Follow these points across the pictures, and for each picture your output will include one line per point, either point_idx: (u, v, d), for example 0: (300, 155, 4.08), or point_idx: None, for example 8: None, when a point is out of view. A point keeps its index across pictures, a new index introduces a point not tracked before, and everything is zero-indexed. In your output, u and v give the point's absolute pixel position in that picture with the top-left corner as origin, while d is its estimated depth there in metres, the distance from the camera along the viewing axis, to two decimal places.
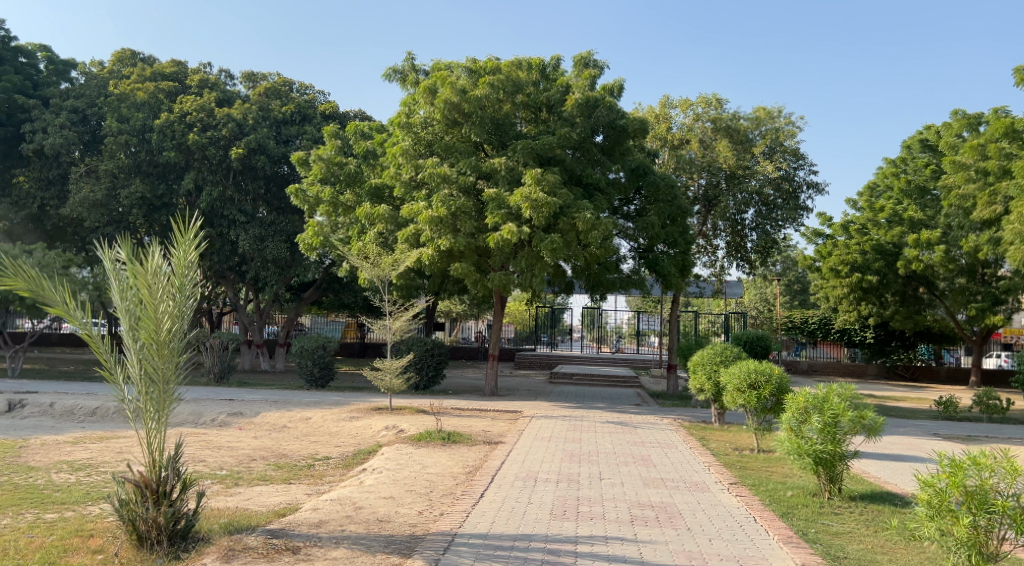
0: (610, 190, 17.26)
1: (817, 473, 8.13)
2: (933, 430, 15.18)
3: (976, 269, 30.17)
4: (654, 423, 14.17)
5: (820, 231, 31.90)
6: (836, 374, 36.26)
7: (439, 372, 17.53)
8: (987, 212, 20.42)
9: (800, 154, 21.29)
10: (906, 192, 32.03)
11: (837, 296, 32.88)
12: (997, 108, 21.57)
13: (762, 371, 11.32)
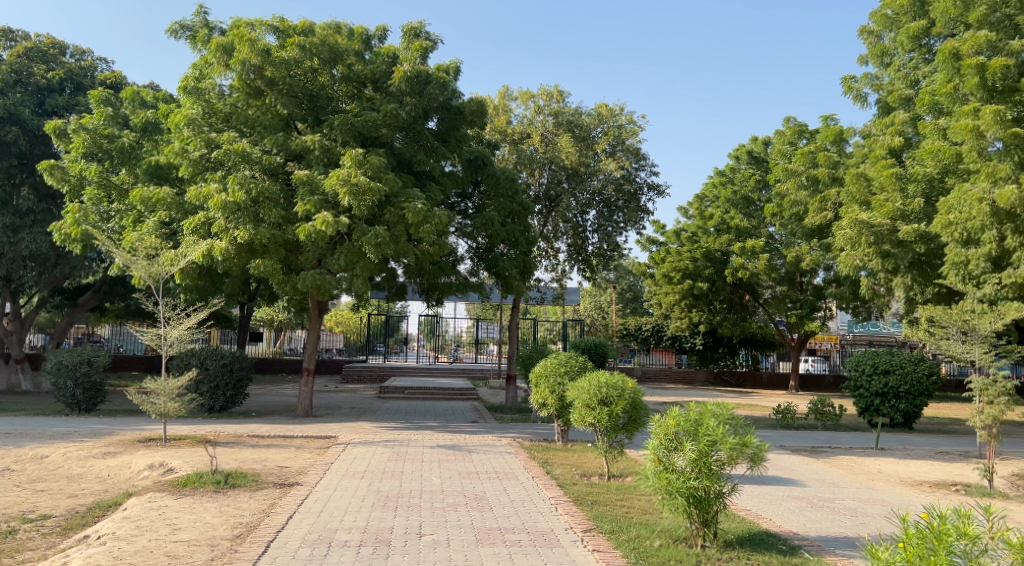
0: (446, 181, 15.23)
1: (689, 516, 6.62)
2: (778, 441, 14.55)
3: (794, 278, 31.19)
4: (491, 445, 12.33)
5: (653, 238, 31.81)
6: (667, 381, 36.32)
7: (240, 391, 14.71)
8: (817, 218, 21.04)
9: (641, 155, 20.36)
10: (733, 201, 32.09)
11: (670, 302, 32.92)
12: (825, 115, 22.02)
13: (613, 385, 9.76)
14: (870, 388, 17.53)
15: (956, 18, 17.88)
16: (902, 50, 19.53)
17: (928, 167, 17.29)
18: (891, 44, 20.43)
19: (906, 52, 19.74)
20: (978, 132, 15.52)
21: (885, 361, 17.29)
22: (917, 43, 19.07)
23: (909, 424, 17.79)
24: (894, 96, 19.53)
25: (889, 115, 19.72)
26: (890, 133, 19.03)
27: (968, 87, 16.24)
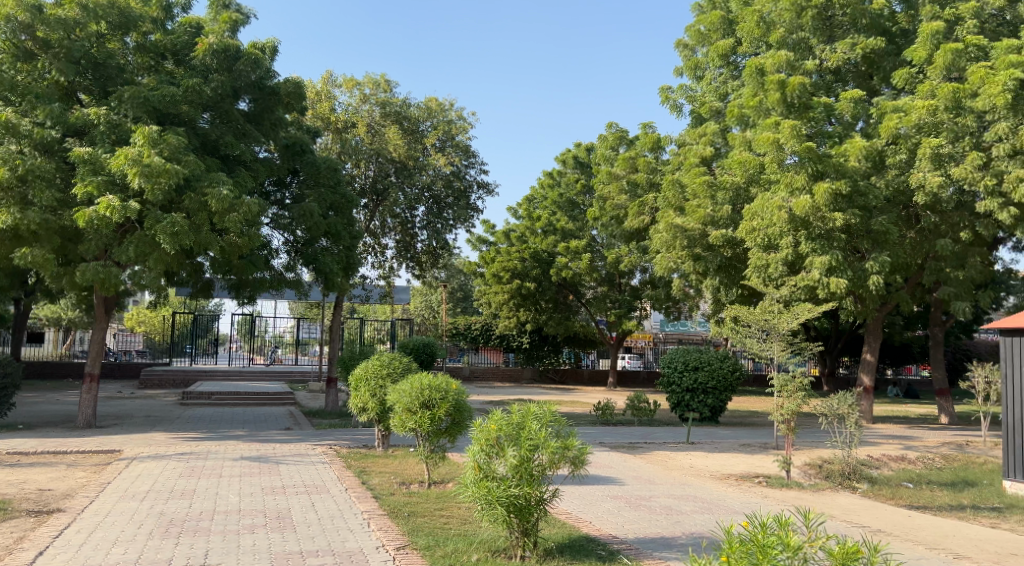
0: (259, 168, 13.99)
1: (509, 525, 6.23)
2: (599, 438, 14.77)
3: (615, 279, 32.37)
4: (303, 455, 11.40)
5: (482, 238, 31.75)
6: (495, 379, 36.30)
7: (4, 400, 12.67)
8: (636, 222, 21.82)
9: (471, 152, 20.01)
10: (558, 205, 33.11)
11: (498, 302, 32.93)
12: (644, 123, 22.89)
13: (436, 387, 9.25)
14: (681, 384, 18.33)
15: (759, 38, 19.20)
16: (713, 65, 20.65)
17: (735, 177, 18.33)
18: (704, 58, 21.54)
19: (716, 67, 20.85)
20: (778, 145, 16.64)
21: (694, 358, 18.11)
22: (726, 59, 20.21)
23: (715, 417, 18.79)
24: (705, 108, 20.62)
25: (702, 126, 20.77)
26: (703, 142, 20.03)
27: (770, 102, 17.42)
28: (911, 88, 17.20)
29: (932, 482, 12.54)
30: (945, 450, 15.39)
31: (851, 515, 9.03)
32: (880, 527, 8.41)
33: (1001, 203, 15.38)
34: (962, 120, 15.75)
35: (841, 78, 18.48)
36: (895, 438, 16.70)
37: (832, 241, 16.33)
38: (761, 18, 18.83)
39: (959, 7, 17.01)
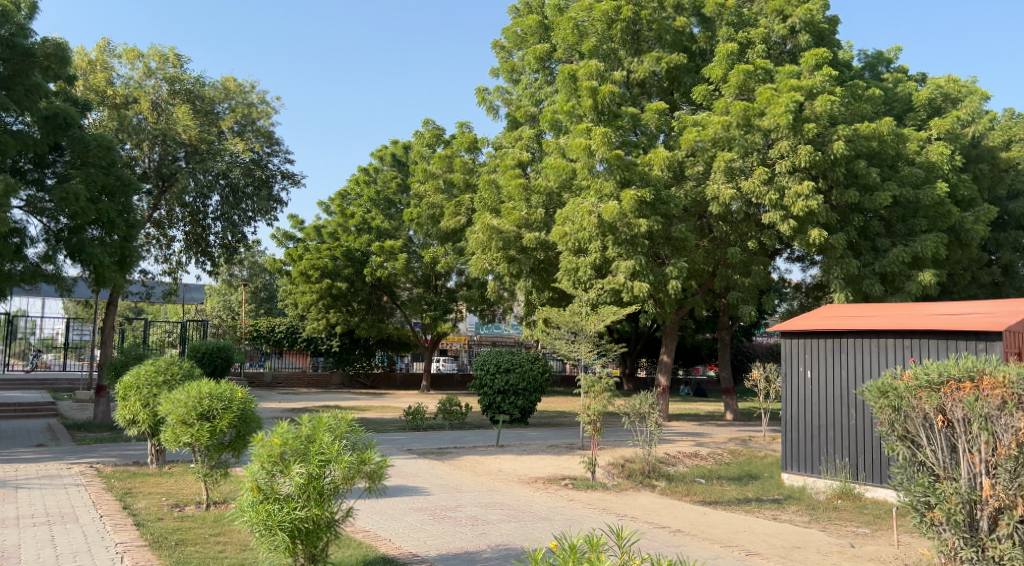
0: (10, 141, 11.97)
1: (292, 553, 5.46)
2: (407, 444, 14.10)
3: (430, 281, 31.82)
4: (56, 476, 9.71)
5: (289, 234, 29.96)
6: (300, 385, 34.15)
7: None
8: (452, 222, 21.41)
9: (274, 140, 18.57)
10: (374, 202, 31.81)
11: (305, 303, 31.22)
12: (461, 122, 22.57)
13: (219, 396, 8.11)
14: (493, 385, 18.12)
15: (573, 46, 19.58)
16: (529, 68, 20.71)
17: (549, 181, 18.48)
18: (520, 61, 21.61)
19: (532, 72, 20.96)
20: (589, 151, 16.94)
21: (507, 360, 17.99)
22: (543, 64, 20.32)
23: (525, 419, 18.76)
24: (521, 111, 20.66)
25: (517, 129, 20.77)
26: (519, 145, 20.02)
27: (582, 108, 17.74)
28: (708, 104, 18.20)
29: (721, 476, 13.17)
30: (731, 445, 16.37)
31: (651, 515, 9.09)
32: (678, 527, 8.50)
33: (782, 215, 16.55)
34: (750, 137, 16.87)
35: (646, 91, 19.26)
36: (689, 436, 17.57)
37: (636, 246, 16.85)
38: (575, 26, 19.30)
39: (750, 32, 18.32)
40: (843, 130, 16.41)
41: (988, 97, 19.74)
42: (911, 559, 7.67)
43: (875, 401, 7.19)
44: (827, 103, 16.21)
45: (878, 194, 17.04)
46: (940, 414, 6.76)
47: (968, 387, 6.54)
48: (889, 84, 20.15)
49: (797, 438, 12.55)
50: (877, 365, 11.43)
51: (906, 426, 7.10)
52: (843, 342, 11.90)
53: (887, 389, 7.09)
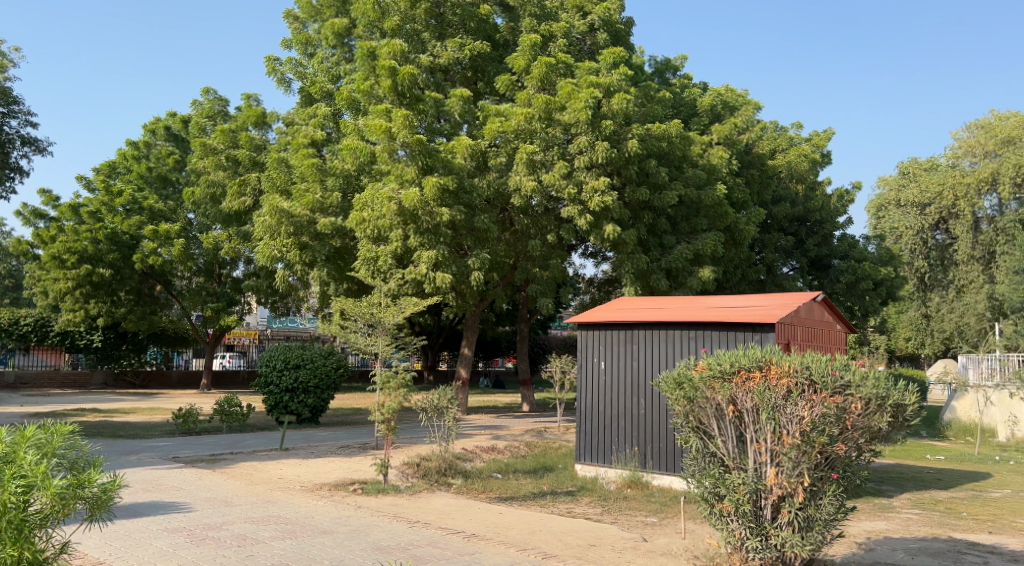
0: None
1: None
2: (173, 452, 12.42)
3: (213, 269, 29.17)
4: None
5: (39, 211, 26.05)
6: (53, 386, 29.96)
7: None
8: (236, 204, 19.50)
9: (11, 98, 15.71)
10: (147, 180, 28.54)
11: (59, 291, 27.31)
12: (247, 95, 20.67)
13: None
14: (280, 383, 16.69)
15: (373, 23, 18.55)
16: (326, 43, 19.38)
17: (345, 163, 17.33)
18: (315, 34, 20.21)
19: (328, 47, 19.65)
20: (389, 134, 16.07)
21: (296, 356, 16.68)
22: (341, 39, 19.10)
23: (314, 418, 17.50)
24: (315, 88, 19.23)
25: (311, 107, 19.34)
26: (312, 124, 18.62)
27: (381, 88, 16.80)
28: (511, 95, 18.00)
29: (517, 470, 12.93)
30: (527, 438, 16.30)
31: (445, 520, 8.49)
32: (472, 531, 7.98)
33: (580, 210, 16.64)
34: (551, 131, 16.91)
35: (450, 78, 18.60)
36: (486, 429, 17.30)
37: (439, 237, 16.21)
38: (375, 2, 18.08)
39: (552, 26, 18.44)
40: (636, 129, 16.89)
41: (759, 107, 21.49)
42: (699, 550, 7.70)
43: (672, 392, 7.23)
44: (623, 101, 16.61)
45: (666, 193, 17.78)
46: (730, 405, 6.88)
47: (757, 377, 6.70)
48: (677, 88, 21.28)
49: (591, 429, 12.59)
50: (667, 356, 11.75)
51: (699, 417, 7.17)
52: (636, 334, 12.13)
53: (682, 380, 7.19)
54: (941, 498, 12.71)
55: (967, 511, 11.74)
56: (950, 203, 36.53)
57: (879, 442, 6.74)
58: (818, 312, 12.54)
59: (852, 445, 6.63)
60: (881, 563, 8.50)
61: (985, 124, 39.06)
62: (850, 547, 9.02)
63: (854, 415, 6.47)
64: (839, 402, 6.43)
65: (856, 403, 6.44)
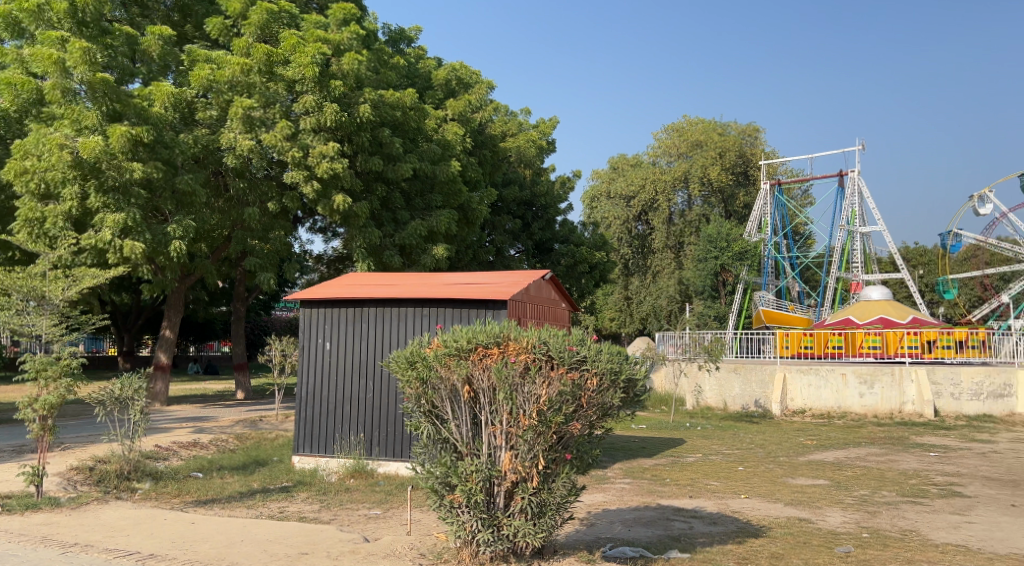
0: None
1: None
2: None
3: None
4: None
5: None
6: None
7: None
8: None
9: None
10: None
11: None
12: None
13: None
14: None
15: None
16: None
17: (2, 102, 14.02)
18: None
19: None
20: (63, 68, 13.29)
21: None
22: None
23: None
24: None
25: None
26: None
27: (52, 12, 13.86)
28: (224, 41, 15.94)
29: (223, 467, 11.30)
30: (237, 429, 14.53)
31: (118, 538, 6.86)
32: (152, 552, 6.49)
33: (305, 175, 15.12)
34: (272, 87, 15.16)
35: (148, 16, 16.15)
36: (188, 422, 15.19)
37: (129, 196, 13.77)
38: None
39: None
40: (368, 94, 15.75)
41: (491, 87, 21.53)
42: (426, 546, 6.99)
43: (403, 373, 6.40)
44: (353, 61, 15.39)
45: (401, 164, 16.80)
46: (466, 385, 6.25)
47: (495, 353, 6.14)
48: (410, 58, 20.55)
49: (310, 416, 11.38)
50: (396, 335, 10.96)
51: (432, 400, 6.44)
52: (364, 312, 11.15)
53: (415, 359, 6.38)
54: (648, 466, 13.47)
55: (669, 477, 12.52)
56: (651, 196, 40.52)
57: (610, 419, 6.57)
58: (546, 291, 12.58)
59: (585, 423, 6.37)
60: (603, 539, 8.48)
61: (679, 127, 43.92)
62: (573, 525, 8.95)
63: (589, 392, 6.21)
64: (576, 378, 6.11)
65: (591, 379, 6.19)
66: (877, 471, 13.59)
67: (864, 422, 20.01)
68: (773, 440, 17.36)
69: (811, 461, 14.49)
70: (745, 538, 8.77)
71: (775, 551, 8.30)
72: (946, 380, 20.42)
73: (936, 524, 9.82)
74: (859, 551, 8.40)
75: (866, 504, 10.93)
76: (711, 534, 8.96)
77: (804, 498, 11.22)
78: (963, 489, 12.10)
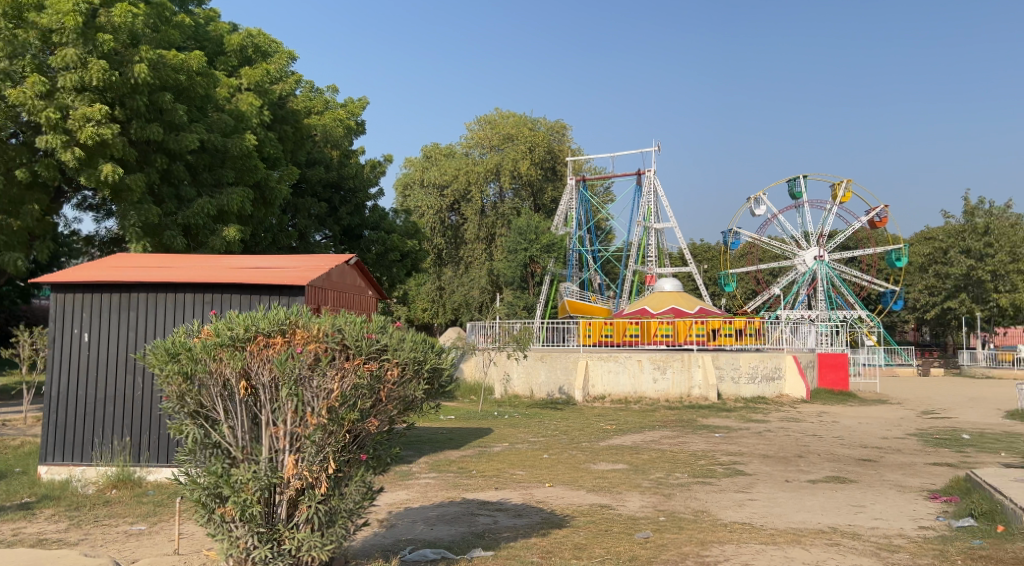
0: None
1: None
2: None
3: None
4: None
5: None
6: None
7: None
8: None
9: None
10: None
11: None
12: None
13: None
14: None
15: None
16: None
17: None
18: None
19: None
20: None
21: None
22: None
23: None
24: None
25: None
26: None
27: None
28: None
29: None
30: None
31: None
32: None
33: (65, 141, 13.01)
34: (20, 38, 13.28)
35: None
36: None
37: None
38: None
39: None
40: (145, 52, 13.95)
41: (293, 58, 20.10)
42: None
43: (161, 366, 5.35)
44: (125, 14, 13.70)
45: (185, 134, 15.06)
46: (242, 380, 5.36)
47: (278, 343, 5.31)
48: (200, 19, 18.65)
49: (61, 421, 9.72)
50: (171, 324, 9.65)
51: (200, 399, 5.46)
52: (133, 298, 9.75)
53: (179, 350, 5.37)
54: (453, 458, 13.07)
55: (475, 469, 12.20)
56: (463, 186, 40.48)
57: (412, 413, 5.97)
58: (350, 276, 11.72)
59: (384, 419, 5.72)
60: (403, 541, 7.89)
61: (490, 119, 44.27)
62: (370, 529, 8.29)
63: (389, 385, 5.57)
64: (373, 368, 5.45)
65: (392, 370, 5.55)
66: (671, 453, 14.19)
67: (657, 406, 21.06)
68: (577, 426, 17.66)
69: (612, 446, 14.85)
70: (550, 530, 8.57)
71: (577, 542, 8.15)
72: (727, 365, 22.13)
73: (724, 502, 10.27)
74: (658, 536, 8.49)
75: (662, 487, 11.25)
76: (515, 527, 8.66)
77: (604, 483, 11.35)
78: (745, 467, 12.90)
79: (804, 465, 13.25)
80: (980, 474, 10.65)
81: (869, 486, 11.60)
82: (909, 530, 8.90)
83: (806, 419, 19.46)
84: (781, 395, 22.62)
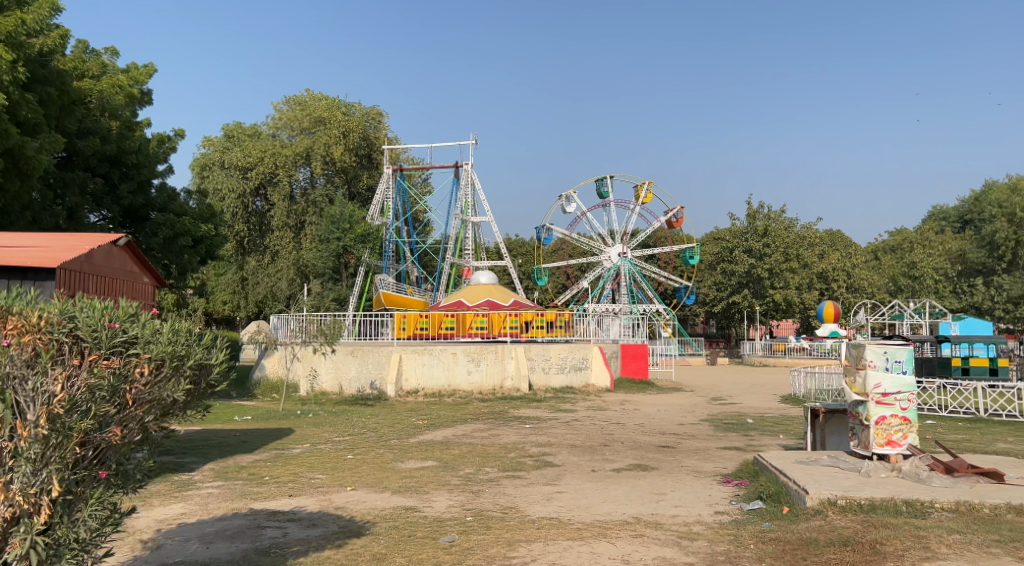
0: None
1: None
2: None
3: None
4: None
5: None
6: None
7: None
8: None
9: None
10: None
11: None
12: None
13: None
14: None
15: None
16: None
17: None
18: None
19: None
20: None
21: None
22: None
23: None
24: None
25: None
26: None
27: None
28: None
29: None
30: None
31: None
32: None
33: None
34: None
35: None
36: None
37: None
38: None
39: None
40: None
41: (59, 9, 17.53)
42: None
43: None
44: None
45: None
46: None
47: None
48: None
49: None
50: None
51: None
52: None
53: None
54: (244, 463, 11.84)
55: (268, 475, 11.09)
56: (270, 170, 38.06)
57: (171, 420, 5.02)
58: (120, 260, 10.27)
59: (133, 427, 4.74)
60: None
61: (300, 101, 42.09)
62: (130, 555, 7.07)
63: (138, 386, 4.61)
64: (117, 366, 4.48)
65: (143, 368, 4.61)
66: (481, 447, 13.86)
67: (470, 399, 20.82)
68: (386, 422, 16.88)
69: (421, 442, 14.26)
70: (346, 540, 7.81)
71: (377, 552, 7.46)
72: (538, 356, 22.42)
73: (532, 497, 10.02)
74: (463, 539, 8.01)
75: (470, 483, 10.83)
76: (307, 539, 7.81)
77: (410, 483, 10.73)
78: (554, 459, 12.85)
79: (609, 454, 13.45)
80: (766, 457, 11.25)
81: (669, 473, 11.92)
82: (706, 516, 9.12)
83: (610, 408, 20.07)
84: (587, 385, 23.23)
